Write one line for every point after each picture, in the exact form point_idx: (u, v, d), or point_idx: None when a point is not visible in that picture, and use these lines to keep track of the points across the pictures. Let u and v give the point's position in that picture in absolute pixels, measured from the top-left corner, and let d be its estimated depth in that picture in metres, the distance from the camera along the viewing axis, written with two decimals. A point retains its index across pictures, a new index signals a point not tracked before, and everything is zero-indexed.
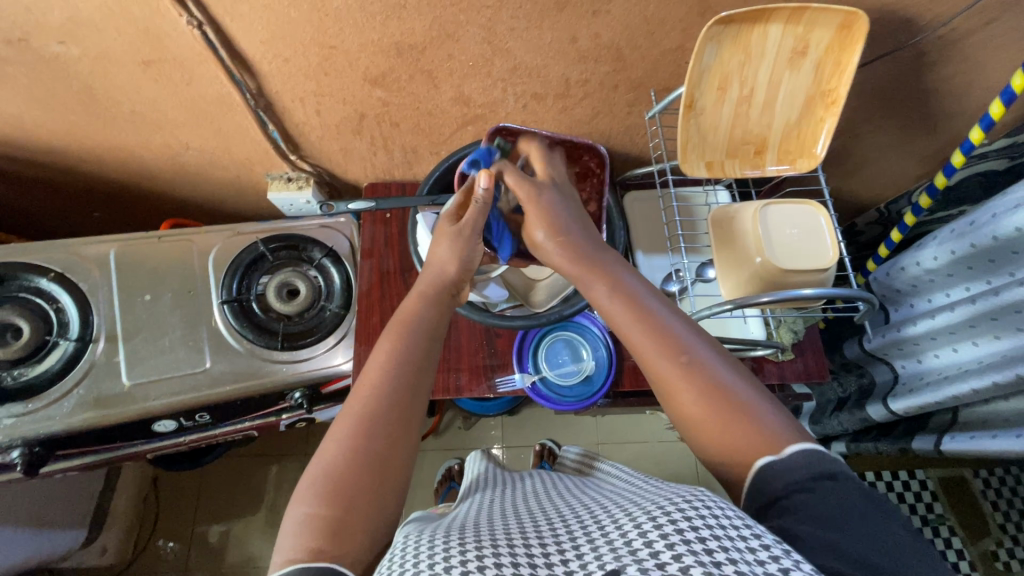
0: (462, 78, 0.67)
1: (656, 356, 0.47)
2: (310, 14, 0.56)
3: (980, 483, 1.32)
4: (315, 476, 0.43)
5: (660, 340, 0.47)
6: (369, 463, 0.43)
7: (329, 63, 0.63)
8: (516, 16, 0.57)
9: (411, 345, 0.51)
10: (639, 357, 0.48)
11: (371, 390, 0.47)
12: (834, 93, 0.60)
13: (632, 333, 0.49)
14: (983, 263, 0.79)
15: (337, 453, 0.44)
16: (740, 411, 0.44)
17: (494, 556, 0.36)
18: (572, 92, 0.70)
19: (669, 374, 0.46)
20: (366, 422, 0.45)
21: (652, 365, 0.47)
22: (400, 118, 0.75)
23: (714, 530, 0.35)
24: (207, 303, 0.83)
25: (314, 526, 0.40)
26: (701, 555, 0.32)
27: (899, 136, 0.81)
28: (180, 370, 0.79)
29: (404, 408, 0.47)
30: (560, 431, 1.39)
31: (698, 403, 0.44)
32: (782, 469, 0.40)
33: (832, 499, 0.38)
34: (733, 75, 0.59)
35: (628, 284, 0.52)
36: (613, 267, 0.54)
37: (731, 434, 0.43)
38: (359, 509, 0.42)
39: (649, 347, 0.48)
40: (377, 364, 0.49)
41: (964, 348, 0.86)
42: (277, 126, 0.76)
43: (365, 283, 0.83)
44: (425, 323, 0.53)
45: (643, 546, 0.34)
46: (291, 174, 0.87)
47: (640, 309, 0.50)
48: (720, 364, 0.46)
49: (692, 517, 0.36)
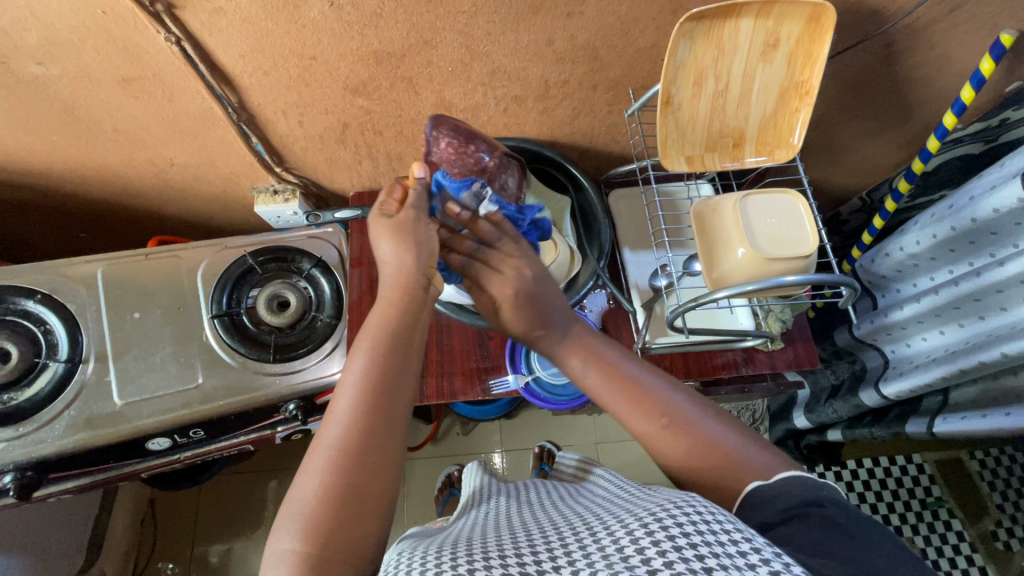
0: (442, 84, 0.68)
1: (642, 420, 0.51)
2: (287, 26, 0.56)
3: (977, 464, 1.34)
4: (291, 508, 0.42)
5: (642, 407, 0.51)
6: (343, 497, 0.42)
7: (310, 74, 0.64)
8: (491, 20, 0.58)
9: (385, 367, 0.49)
10: (625, 422, 0.52)
11: (340, 419, 0.46)
12: (807, 85, 0.61)
13: (613, 399, 0.53)
14: (964, 246, 0.81)
15: (310, 487, 0.43)
16: (723, 438, 0.49)
17: (478, 563, 0.37)
18: (552, 94, 0.71)
19: (656, 438, 0.50)
20: (339, 453, 0.44)
21: (638, 433, 0.51)
22: (383, 126, 0.75)
23: (705, 536, 0.35)
24: (198, 319, 0.83)
25: (293, 562, 0.40)
26: (692, 562, 0.33)
27: (876, 124, 0.83)
28: (172, 387, 0.79)
29: (368, 435, 0.45)
30: (559, 432, 1.40)
31: (684, 456, 0.48)
32: (776, 494, 0.44)
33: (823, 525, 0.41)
34: (708, 69, 0.60)
35: (610, 354, 0.56)
36: (580, 335, 0.58)
37: (707, 454, 0.48)
38: (336, 544, 0.41)
39: (634, 416, 0.51)
40: (347, 389, 0.47)
41: (951, 330, 0.88)
42: (261, 139, 0.76)
43: (355, 291, 0.83)
44: (397, 339, 0.50)
45: (635, 554, 0.35)
46: (277, 187, 0.88)
47: (616, 373, 0.54)
48: (701, 418, 0.50)
49: (682, 523, 0.36)
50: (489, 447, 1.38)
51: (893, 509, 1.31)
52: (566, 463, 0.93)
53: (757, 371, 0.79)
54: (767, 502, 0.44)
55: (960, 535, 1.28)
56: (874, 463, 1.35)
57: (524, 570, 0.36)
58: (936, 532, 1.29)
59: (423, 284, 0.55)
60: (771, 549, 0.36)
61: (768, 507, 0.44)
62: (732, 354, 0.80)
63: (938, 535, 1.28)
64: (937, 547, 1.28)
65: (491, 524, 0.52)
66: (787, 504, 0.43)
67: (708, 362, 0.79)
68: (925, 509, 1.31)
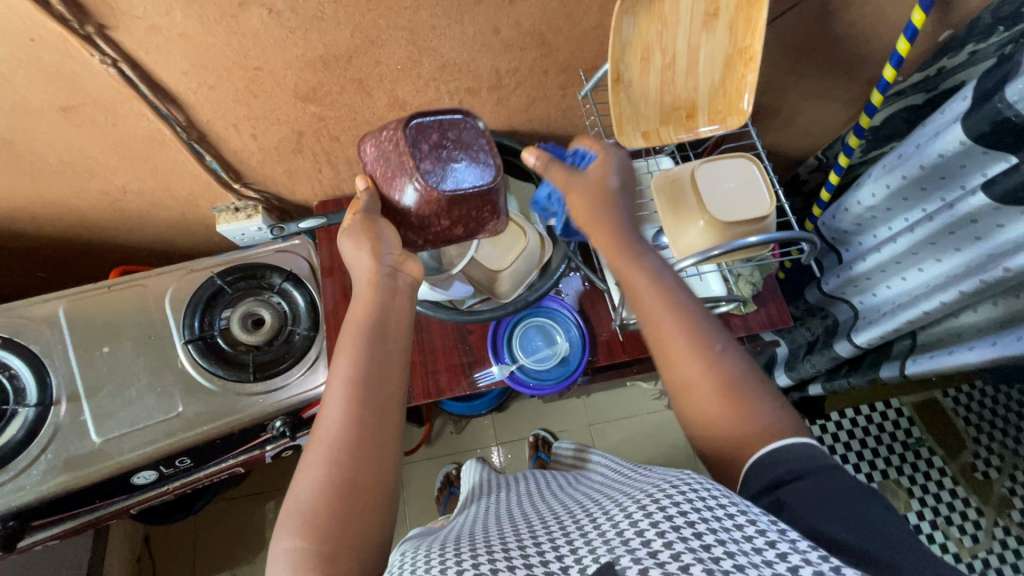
0: (394, 83, 0.67)
1: (688, 350, 0.51)
2: (227, 37, 0.55)
3: (950, 401, 1.40)
4: (291, 506, 0.43)
5: (693, 338, 0.51)
6: (340, 492, 0.43)
7: (257, 85, 0.63)
8: (435, 14, 0.58)
9: (372, 356, 0.48)
10: (664, 352, 0.52)
11: (339, 415, 0.45)
12: (750, 50, 0.62)
13: (666, 328, 0.52)
14: (916, 193, 0.85)
15: (308, 485, 0.43)
16: (753, 402, 0.49)
17: (480, 558, 0.38)
18: (505, 83, 0.71)
19: (696, 370, 0.50)
20: (331, 451, 0.44)
21: (678, 362, 0.51)
22: (339, 131, 0.74)
23: (702, 514, 0.36)
24: (171, 347, 0.81)
25: (297, 558, 0.40)
26: (692, 541, 0.34)
27: (821, 84, 0.85)
28: (152, 419, 0.77)
29: (361, 424, 0.45)
30: (552, 419, 1.41)
31: (721, 391, 0.49)
32: (784, 457, 0.44)
33: (825, 492, 0.41)
34: (654, 43, 0.61)
35: (663, 274, 0.55)
36: (642, 254, 0.57)
37: (739, 419, 0.48)
38: (335, 539, 0.41)
39: (681, 345, 0.51)
40: (338, 382, 0.47)
41: (912, 275, 0.92)
42: (215, 157, 0.75)
43: (330, 300, 0.82)
44: (380, 323, 0.50)
45: (635, 535, 0.36)
46: (238, 204, 0.86)
47: (671, 300, 0.53)
48: (736, 361, 0.51)
49: (679, 503, 0.37)
50: (484, 441, 1.39)
51: (878, 454, 1.36)
52: (562, 451, 0.93)
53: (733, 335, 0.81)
54: (767, 467, 0.45)
55: (942, 470, 1.33)
56: (856, 412, 1.40)
57: (530, 564, 0.37)
58: (920, 470, 1.34)
59: (394, 266, 0.53)
60: (768, 520, 0.37)
61: (766, 469, 0.45)
62: None
63: (922, 473, 1.33)
64: (922, 485, 1.32)
65: (491, 517, 0.54)
66: (790, 466, 0.44)
67: None
68: (907, 450, 1.36)
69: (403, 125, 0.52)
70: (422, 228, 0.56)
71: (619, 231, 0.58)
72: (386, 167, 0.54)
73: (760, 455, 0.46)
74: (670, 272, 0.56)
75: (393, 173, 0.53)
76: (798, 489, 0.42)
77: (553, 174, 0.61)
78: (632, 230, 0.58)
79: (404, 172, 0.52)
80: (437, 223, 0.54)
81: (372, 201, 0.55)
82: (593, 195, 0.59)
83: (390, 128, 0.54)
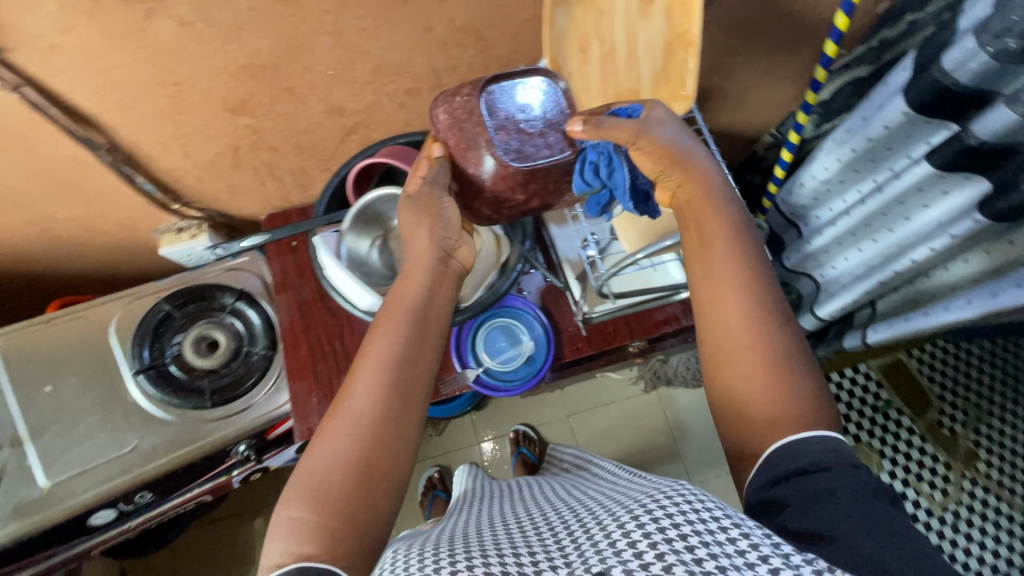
0: (328, 88, 0.64)
1: (739, 302, 0.46)
2: (139, 53, 0.52)
3: (915, 361, 1.43)
4: (306, 471, 0.42)
5: (747, 291, 0.46)
6: (354, 465, 0.42)
7: (181, 101, 0.60)
8: (361, 16, 0.55)
9: (411, 343, 0.48)
10: (710, 297, 0.47)
11: (371, 390, 0.45)
12: (688, 35, 0.56)
13: (720, 272, 0.47)
14: (867, 164, 0.86)
15: (328, 452, 0.42)
16: (798, 383, 0.43)
17: (474, 560, 0.36)
18: (446, 82, 0.69)
19: (745, 326, 0.45)
20: (358, 424, 0.43)
21: (727, 312, 0.46)
22: (277, 142, 0.71)
23: (694, 525, 0.34)
24: (120, 379, 0.77)
25: (300, 530, 0.39)
26: (684, 555, 0.32)
27: (768, 62, 0.85)
28: (105, 456, 0.74)
29: (395, 410, 0.44)
30: (531, 413, 1.41)
31: (763, 358, 0.44)
32: (812, 448, 0.40)
33: (852, 489, 0.37)
34: (590, 34, 0.63)
35: (734, 223, 0.50)
36: (714, 199, 0.51)
37: (782, 395, 0.43)
38: (341, 515, 0.40)
39: (732, 294, 0.46)
40: (375, 359, 0.46)
41: (867, 248, 0.92)
42: (148, 177, 0.71)
43: (286, 317, 0.80)
44: (420, 313, 0.50)
45: (627, 546, 0.33)
46: (180, 224, 0.82)
47: (732, 246, 0.49)
48: (786, 332, 0.45)
49: (671, 514, 0.35)
50: (465, 441, 1.38)
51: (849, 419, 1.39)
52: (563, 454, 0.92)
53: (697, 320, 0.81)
54: (784, 457, 0.41)
55: (910, 429, 1.37)
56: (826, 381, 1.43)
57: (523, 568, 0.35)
58: (890, 431, 1.37)
59: (444, 259, 0.54)
60: (764, 533, 0.34)
61: (788, 456, 0.40)
62: (670, 307, 0.82)
63: (892, 434, 1.37)
64: (893, 445, 1.36)
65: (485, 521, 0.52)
66: (818, 457, 0.40)
67: (649, 319, 0.81)
68: (877, 413, 1.40)
69: (480, 92, 0.52)
70: (491, 201, 0.56)
71: (696, 172, 0.52)
72: (460, 137, 0.53)
73: (780, 445, 0.41)
74: (748, 230, 0.50)
75: (462, 145, 0.53)
76: (815, 483, 0.38)
77: (608, 131, 0.51)
78: (719, 177, 0.53)
79: (481, 144, 0.52)
80: (512, 197, 0.55)
81: (442, 172, 0.55)
82: (668, 155, 0.52)
83: (464, 94, 0.53)
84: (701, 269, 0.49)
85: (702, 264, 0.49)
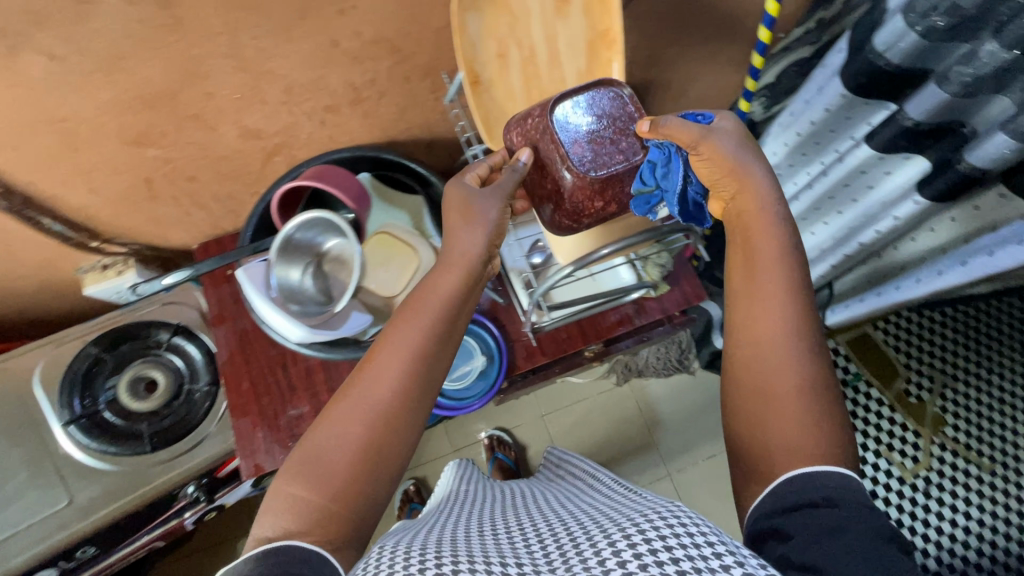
0: (238, 112, 0.61)
1: (792, 314, 0.41)
2: (12, 91, 0.48)
3: (880, 333, 1.35)
4: (313, 446, 0.39)
5: (796, 304, 0.42)
6: (360, 455, 0.39)
7: (74, 138, 0.56)
8: (258, 35, 0.52)
9: (438, 348, 0.43)
10: (756, 295, 0.42)
11: (392, 383, 0.41)
12: (610, 32, 0.57)
13: (774, 274, 0.43)
14: (813, 147, 0.85)
15: (338, 433, 0.40)
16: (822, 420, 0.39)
17: (460, 562, 0.33)
18: (366, 95, 0.66)
19: (789, 342, 0.41)
20: (374, 417, 0.40)
21: (773, 317, 0.42)
22: (194, 170, 0.67)
23: (681, 539, 0.32)
24: (50, 431, 0.74)
25: (296, 509, 0.37)
26: (666, 565, 0.30)
27: (707, 51, 0.83)
28: (40, 513, 0.71)
29: (406, 413, 0.41)
30: (505, 417, 1.39)
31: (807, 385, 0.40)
32: (829, 482, 0.36)
33: (864, 530, 0.33)
34: (508, 38, 0.58)
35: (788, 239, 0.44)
36: (768, 202, 0.46)
37: (805, 421, 0.39)
38: (342, 499, 0.38)
39: (783, 301, 0.42)
40: (401, 350, 0.42)
41: (820, 230, 0.92)
42: (56, 218, 0.67)
43: (225, 351, 0.76)
44: (451, 314, 0.45)
45: (611, 552, 0.32)
46: (105, 261, 0.78)
47: (786, 253, 0.43)
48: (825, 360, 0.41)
49: (661, 525, 0.33)
50: (439, 451, 1.36)
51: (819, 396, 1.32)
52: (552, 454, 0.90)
53: (649, 319, 0.80)
54: (795, 486, 0.37)
55: (879, 401, 1.29)
56: None
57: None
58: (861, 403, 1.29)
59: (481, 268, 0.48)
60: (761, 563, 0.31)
61: (797, 486, 0.37)
62: (622, 308, 0.80)
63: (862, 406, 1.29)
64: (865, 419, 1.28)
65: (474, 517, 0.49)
66: (830, 491, 0.36)
67: (602, 322, 0.79)
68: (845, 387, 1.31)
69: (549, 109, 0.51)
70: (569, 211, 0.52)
71: (759, 180, 0.46)
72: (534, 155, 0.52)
73: (783, 478, 0.38)
74: (796, 251, 0.44)
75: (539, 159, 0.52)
76: (822, 516, 0.35)
77: (671, 130, 0.47)
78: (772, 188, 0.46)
79: (554, 156, 0.50)
80: (590, 206, 0.51)
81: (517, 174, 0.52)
82: (721, 168, 0.47)
83: (536, 114, 0.52)
84: (739, 274, 0.44)
85: (742, 271, 0.44)
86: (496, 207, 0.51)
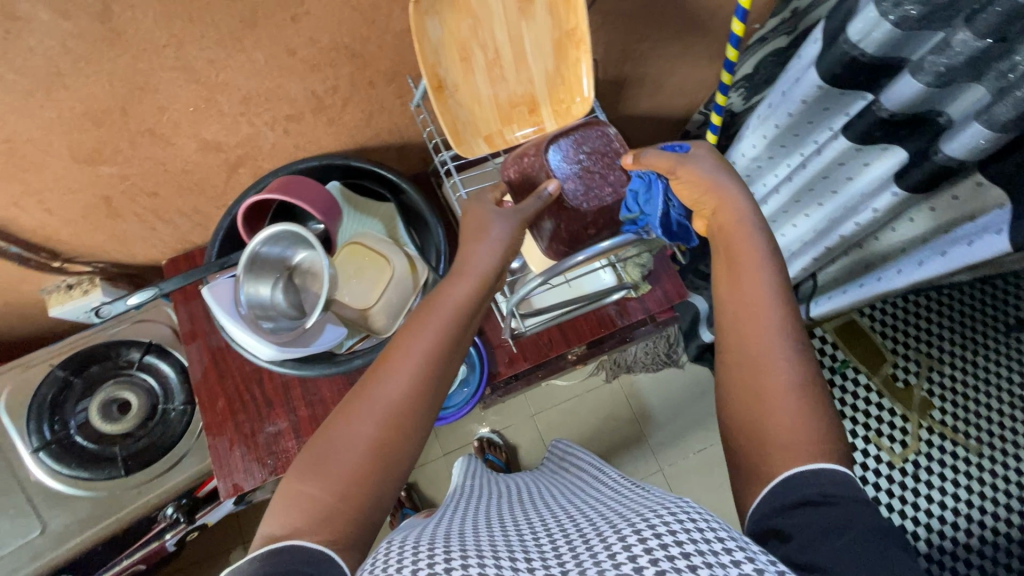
0: (194, 125, 0.58)
1: (778, 321, 0.40)
2: None
3: (868, 320, 1.34)
4: (326, 446, 0.38)
5: (780, 311, 0.40)
6: (370, 459, 0.37)
7: (20, 158, 0.53)
8: (206, 46, 0.50)
9: (451, 356, 0.41)
10: (746, 306, 0.41)
11: (407, 389, 0.39)
12: (578, 32, 0.57)
13: (761, 282, 0.41)
14: (791, 139, 0.83)
15: (350, 433, 0.38)
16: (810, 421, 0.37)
17: (470, 558, 0.31)
18: (329, 102, 0.63)
19: (779, 350, 0.39)
20: (389, 419, 0.38)
21: (760, 324, 0.40)
22: (155, 186, 0.65)
23: (691, 534, 0.31)
24: (20, 459, 0.72)
25: (304, 507, 0.36)
26: (678, 563, 0.29)
27: (680, 45, 0.82)
28: (11, 543, 0.69)
29: (417, 418, 0.39)
30: (495, 418, 1.38)
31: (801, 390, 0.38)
32: (827, 478, 0.35)
33: (862, 530, 0.32)
34: (470, 41, 0.55)
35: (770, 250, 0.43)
36: (745, 214, 0.45)
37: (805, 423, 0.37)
38: (354, 500, 0.36)
39: (770, 308, 0.40)
40: (416, 354, 0.40)
41: (802, 221, 0.91)
42: (12, 240, 0.64)
43: (199, 368, 0.74)
44: (463, 324, 0.43)
45: (621, 551, 0.30)
46: (69, 281, 0.76)
47: (765, 264, 0.42)
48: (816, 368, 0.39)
49: (669, 521, 0.32)
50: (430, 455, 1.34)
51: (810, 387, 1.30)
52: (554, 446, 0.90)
53: (632, 319, 0.79)
54: (790, 486, 0.35)
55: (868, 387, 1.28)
56: None
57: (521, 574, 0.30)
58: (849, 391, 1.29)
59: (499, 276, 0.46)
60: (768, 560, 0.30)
61: (793, 490, 0.35)
62: (603, 310, 0.79)
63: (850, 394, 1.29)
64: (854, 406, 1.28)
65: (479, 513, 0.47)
66: (829, 488, 0.35)
67: (584, 325, 0.78)
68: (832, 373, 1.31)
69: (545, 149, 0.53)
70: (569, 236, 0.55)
71: (736, 200, 0.45)
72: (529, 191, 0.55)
73: (773, 481, 0.36)
74: (777, 262, 0.43)
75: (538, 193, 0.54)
76: (820, 516, 0.33)
77: (653, 160, 0.49)
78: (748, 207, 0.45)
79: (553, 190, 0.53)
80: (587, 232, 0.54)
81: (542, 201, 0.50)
82: (699, 189, 0.47)
83: (530, 153, 0.55)
84: (722, 285, 0.43)
85: (727, 279, 0.43)
86: (510, 229, 0.48)
